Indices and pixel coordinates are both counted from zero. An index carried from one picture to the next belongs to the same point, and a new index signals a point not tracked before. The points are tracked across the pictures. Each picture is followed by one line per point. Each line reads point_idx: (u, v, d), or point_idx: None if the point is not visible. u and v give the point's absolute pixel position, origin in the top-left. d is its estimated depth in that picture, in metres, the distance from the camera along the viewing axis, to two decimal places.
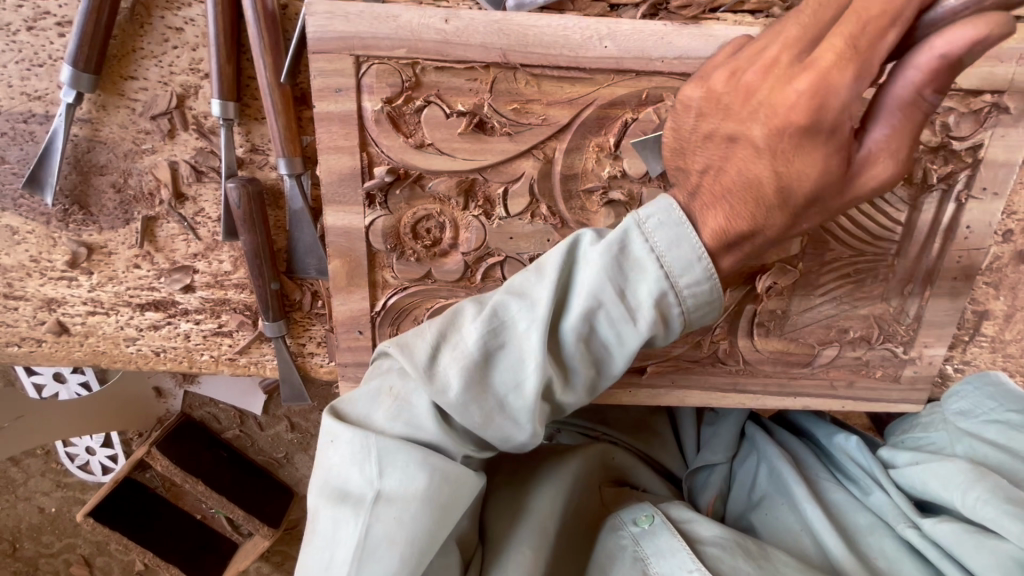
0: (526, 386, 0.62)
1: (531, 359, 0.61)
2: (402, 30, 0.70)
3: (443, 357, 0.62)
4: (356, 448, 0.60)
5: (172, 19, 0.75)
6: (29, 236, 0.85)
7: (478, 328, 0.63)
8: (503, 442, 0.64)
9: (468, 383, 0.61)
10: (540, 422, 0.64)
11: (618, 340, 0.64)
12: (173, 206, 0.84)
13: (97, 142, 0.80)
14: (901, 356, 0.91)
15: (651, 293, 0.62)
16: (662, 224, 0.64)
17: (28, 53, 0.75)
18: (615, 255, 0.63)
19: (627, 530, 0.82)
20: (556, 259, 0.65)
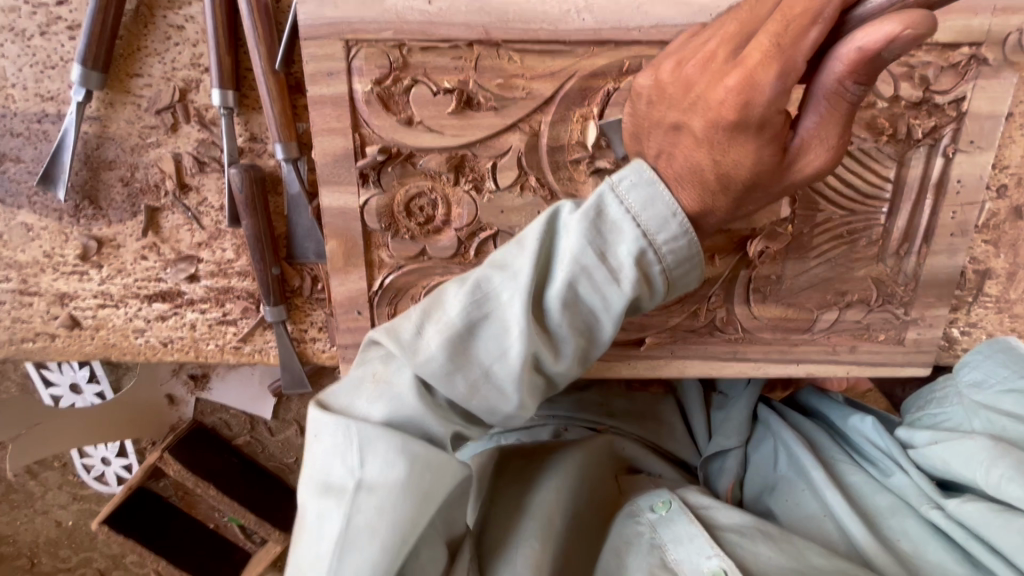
0: (510, 356, 0.61)
1: (513, 327, 0.61)
2: (387, 13, 0.73)
3: (426, 332, 0.63)
4: (340, 436, 0.60)
5: (174, 18, 0.79)
6: (43, 233, 0.89)
7: (460, 302, 0.62)
8: (494, 413, 0.64)
9: (452, 354, 0.61)
10: (529, 392, 0.64)
11: (604, 305, 0.63)
12: (178, 197, 0.87)
13: (106, 138, 0.84)
14: (902, 318, 0.90)
15: (631, 253, 0.62)
16: (633, 185, 0.63)
17: (41, 56, 0.80)
18: (592, 220, 0.62)
19: (644, 516, 0.79)
20: (535, 231, 0.64)
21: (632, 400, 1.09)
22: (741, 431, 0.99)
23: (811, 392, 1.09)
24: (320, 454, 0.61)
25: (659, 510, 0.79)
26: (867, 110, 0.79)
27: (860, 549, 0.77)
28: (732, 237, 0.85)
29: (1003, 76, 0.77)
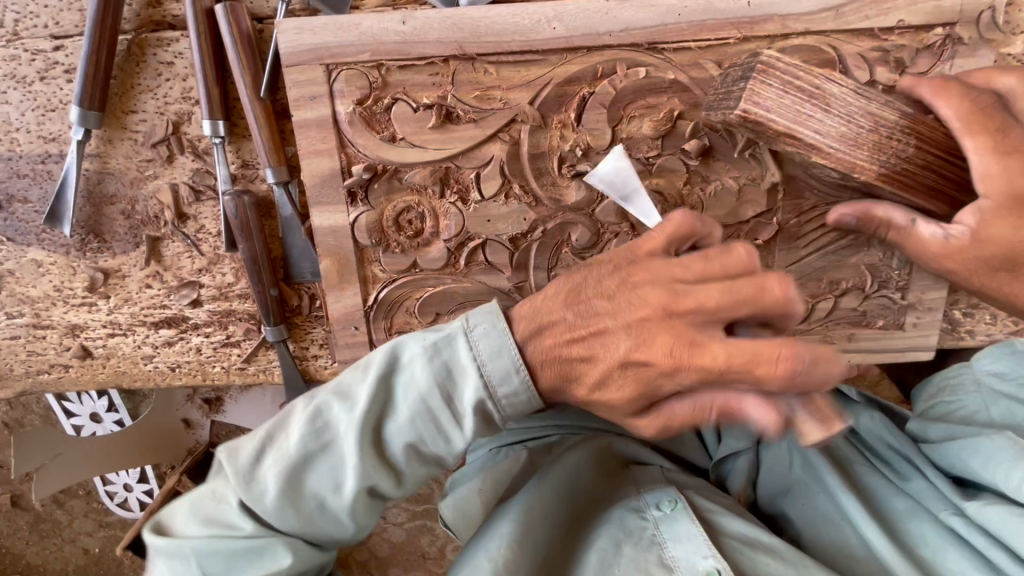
0: (345, 486, 0.62)
1: (350, 461, 0.62)
2: (364, 36, 0.76)
3: (264, 463, 0.62)
4: (175, 558, 0.61)
5: (163, 55, 0.83)
6: (52, 268, 0.93)
7: (302, 431, 0.62)
8: (337, 537, 0.65)
9: (287, 490, 0.61)
10: (364, 516, 0.65)
11: (443, 441, 0.63)
12: (177, 225, 0.90)
13: (106, 173, 0.88)
14: (900, 302, 0.89)
15: (472, 401, 0.62)
16: (486, 334, 0.63)
17: (42, 100, 0.84)
18: (437, 358, 0.62)
19: (649, 513, 0.77)
20: (379, 361, 0.64)
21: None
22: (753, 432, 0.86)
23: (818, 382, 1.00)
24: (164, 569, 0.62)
25: (665, 510, 0.77)
26: None
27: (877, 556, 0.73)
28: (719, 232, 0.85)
29: (979, 54, 0.78)
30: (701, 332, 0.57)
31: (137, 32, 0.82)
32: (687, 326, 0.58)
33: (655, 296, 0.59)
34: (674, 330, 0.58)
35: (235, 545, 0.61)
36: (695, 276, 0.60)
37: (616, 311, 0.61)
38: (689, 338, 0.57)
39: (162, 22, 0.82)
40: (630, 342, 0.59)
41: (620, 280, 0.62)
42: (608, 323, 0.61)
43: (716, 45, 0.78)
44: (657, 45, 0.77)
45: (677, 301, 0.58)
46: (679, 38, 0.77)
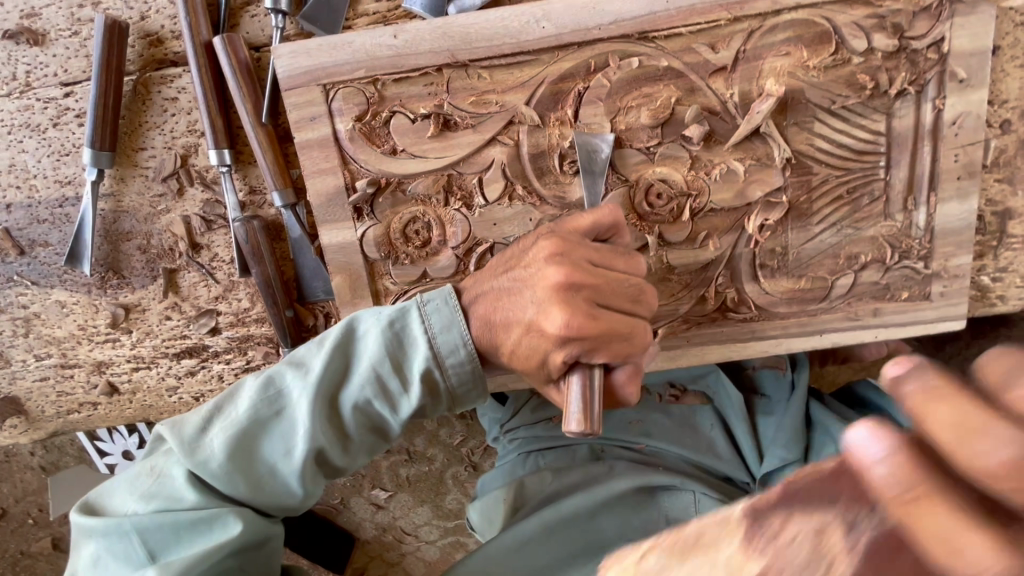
0: (293, 453, 0.64)
1: (298, 427, 0.64)
2: (357, 53, 0.77)
3: (213, 429, 0.65)
4: (112, 532, 0.62)
5: (168, 91, 0.85)
6: (76, 307, 0.95)
7: (252, 399, 0.65)
8: (281, 503, 0.67)
9: (235, 455, 0.63)
10: (311, 484, 0.67)
11: (390, 410, 0.67)
12: (191, 256, 0.92)
13: (121, 212, 0.90)
14: (923, 273, 0.86)
15: (419, 370, 0.65)
16: (437, 310, 0.67)
17: (56, 145, 0.87)
18: (391, 329, 0.66)
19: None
20: (332, 333, 0.67)
21: (664, 413, 0.99)
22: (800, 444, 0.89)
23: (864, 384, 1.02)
24: (100, 548, 0.62)
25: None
26: (842, 68, 0.78)
27: None
28: (728, 215, 0.84)
29: (978, 11, 0.76)
30: (597, 316, 0.62)
31: (141, 71, 0.85)
32: (586, 305, 0.63)
33: (568, 269, 0.63)
34: (574, 305, 0.62)
35: (179, 517, 0.61)
36: (595, 264, 0.65)
37: (531, 280, 0.65)
38: (585, 313, 0.62)
39: (164, 60, 0.85)
40: (534, 311, 0.63)
41: (542, 247, 0.66)
42: (523, 291, 0.65)
43: (707, 28, 0.78)
44: (647, 34, 0.77)
45: (581, 280, 0.63)
46: (669, 25, 0.77)
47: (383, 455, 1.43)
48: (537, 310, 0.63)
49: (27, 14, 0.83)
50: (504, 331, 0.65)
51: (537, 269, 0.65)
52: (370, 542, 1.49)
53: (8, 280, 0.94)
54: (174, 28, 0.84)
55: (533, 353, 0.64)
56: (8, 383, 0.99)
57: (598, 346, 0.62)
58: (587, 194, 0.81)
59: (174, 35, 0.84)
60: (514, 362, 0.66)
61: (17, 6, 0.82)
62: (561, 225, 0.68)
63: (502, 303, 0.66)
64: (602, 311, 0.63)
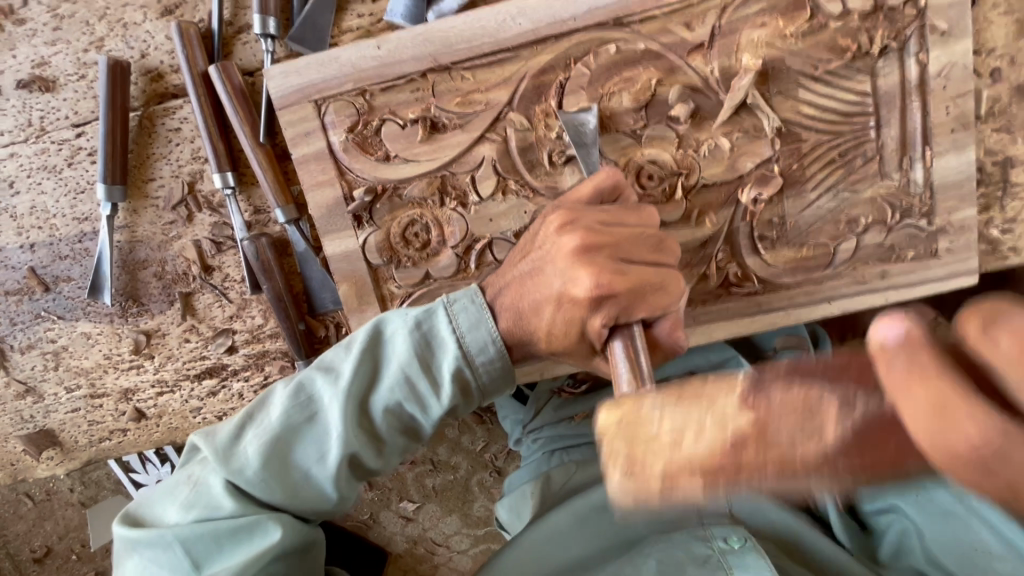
0: (328, 458, 0.66)
1: (332, 433, 0.66)
2: (344, 67, 0.81)
3: (246, 437, 0.66)
4: (156, 543, 0.64)
5: (171, 123, 0.90)
6: (100, 338, 0.99)
7: (284, 406, 0.67)
8: (317, 507, 0.68)
9: (269, 463, 0.65)
10: (347, 487, 0.68)
11: (421, 411, 0.68)
12: (204, 278, 0.96)
13: (136, 242, 0.95)
14: (927, 230, 0.85)
15: (449, 370, 0.67)
16: (465, 308, 0.68)
17: (72, 184, 0.92)
18: (419, 330, 0.68)
19: (715, 544, 0.76)
20: (361, 337, 0.69)
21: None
22: None
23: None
24: (144, 560, 0.64)
25: (733, 544, 0.75)
26: (821, 33, 0.79)
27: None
28: (721, 190, 0.85)
29: None
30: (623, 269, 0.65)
31: (145, 106, 0.90)
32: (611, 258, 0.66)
33: (585, 230, 0.66)
34: (598, 265, 0.64)
35: (219, 527, 0.63)
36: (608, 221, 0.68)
37: (551, 252, 0.67)
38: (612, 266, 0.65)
39: (165, 94, 0.89)
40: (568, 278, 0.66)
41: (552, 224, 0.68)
42: (545, 265, 0.67)
43: (680, 8, 0.79)
44: (622, 20, 0.79)
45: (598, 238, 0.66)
46: (643, 9, 0.79)
47: (408, 466, 1.44)
48: (566, 277, 0.65)
49: (38, 64, 0.88)
50: (535, 313, 0.67)
51: (551, 245, 0.68)
52: (403, 555, 1.49)
53: (36, 317, 0.98)
54: (173, 63, 0.88)
55: (569, 326, 0.66)
56: (42, 417, 1.03)
57: (634, 301, 0.64)
58: (585, 167, 0.80)
59: (173, 69, 0.89)
60: (554, 344, 0.68)
61: (28, 57, 0.88)
62: (565, 199, 0.71)
63: (525, 286, 0.68)
64: (625, 261, 0.66)
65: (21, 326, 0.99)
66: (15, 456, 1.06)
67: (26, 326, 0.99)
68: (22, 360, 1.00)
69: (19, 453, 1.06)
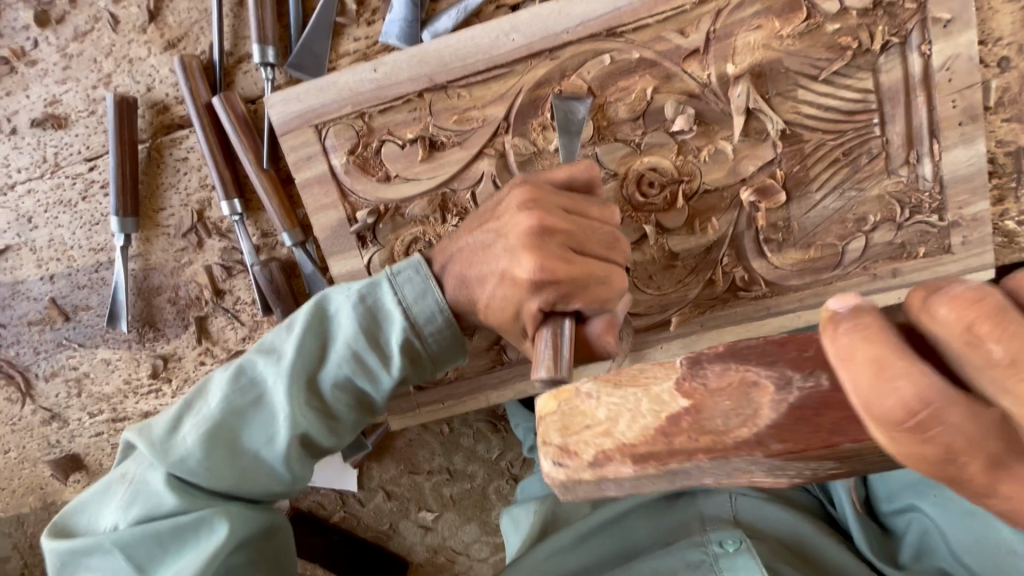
0: (277, 438, 0.68)
1: (280, 415, 0.68)
2: (343, 91, 0.82)
3: (186, 427, 0.68)
4: (97, 548, 0.65)
5: (178, 153, 0.92)
6: (119, 363, 1.02)
7: (226, 393, 0.68)
8: (270, 490, 0.70)
9: (213, 449, 0.67)
10: (301, 466, 0.70)
11: (373, 384, 0.71)
12: (216, 302, 0.98)
13: (150, 270, 0.97)
14: (940, 226, 0.83)
15: (397, 342, 0.69)
16: (409, 279, 0.70)
17: (88, 217, 0.95)
18: (362, 306, 0.69)
19: (710, 549, 0.77)
20: (301, 317, 0.71)
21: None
22: None
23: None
24: (91, 563, 0.66)
25: (727, 548, 0.76)
26: (819, 33, 0.78)
27: None
28: (723, 195, 0.84)
29: None
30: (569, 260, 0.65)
31: (154, 138, 0.92)
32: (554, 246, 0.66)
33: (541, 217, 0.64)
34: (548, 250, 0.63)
35: (160, 527, 0.64)
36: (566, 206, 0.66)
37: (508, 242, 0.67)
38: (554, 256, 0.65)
39: (172, 125, 0.92)
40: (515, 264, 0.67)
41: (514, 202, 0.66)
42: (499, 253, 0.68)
43: (673, 15, 0.78)
44: (616, 30, 0.79)
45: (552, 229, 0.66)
46: (636, 18, 0.78)
47: (425, 477, 1.46)
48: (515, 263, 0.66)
49: (50, 102, 0.91)
50: (480, 286, 0.67)
51: (510, 219, 0.66)
52: (423, 565, 1.49)
53: (58, 345, 1.01)
54: (177, 95, 0.91)
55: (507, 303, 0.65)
56: (68, 442, 1.06)
57: (575, 290, 0.63)
58: (564, 151, 0.80)
59: (178, 100, 0.91)
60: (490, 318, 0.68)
61: (41, 96, 0.91)
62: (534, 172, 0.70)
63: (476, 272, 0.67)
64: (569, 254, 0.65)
65: (44, 354, 1.02)
66: (44, 480, 1.09)
67: (49, 354, 1.02)
68: (47, 387, 1.04)
69: (48, 477, 1.09)
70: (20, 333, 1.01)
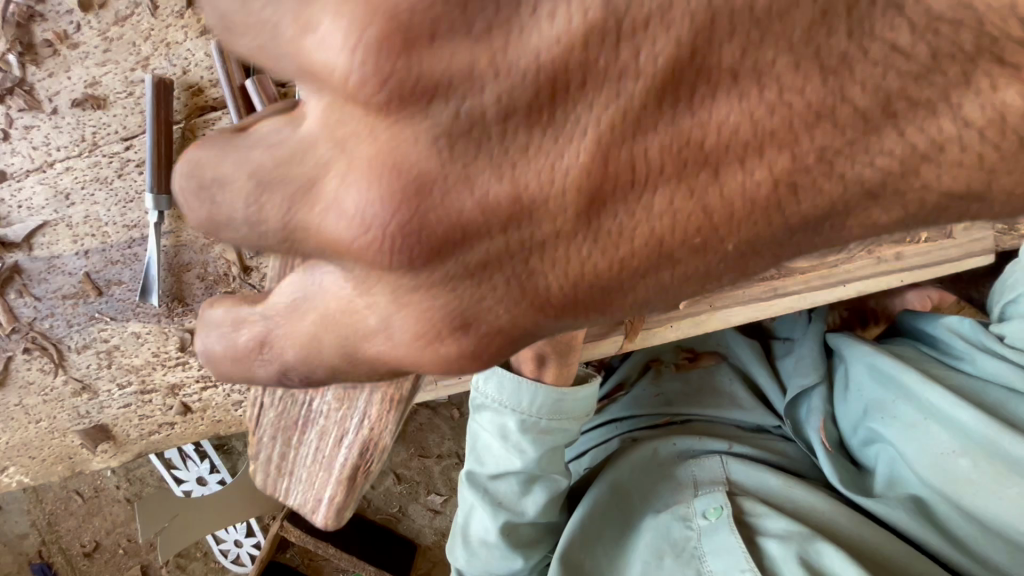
0: (495, 515, 0.95)
1: (496, 515, 0.95)
2: None
3: (459, 547, 1.01)
4: None
5: (210, 133, 0.97)
6: (149, 337, 1.06)
7: (465, 514, 1.00)
8: (530, 556, 1.01)
9: (480, 548, 0.98)
10: (536, 501, 0.97)
11: (520, 444, 0.89)
12: (243, 278, 1.02)
13: (180, 246, 1.01)
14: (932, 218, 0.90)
15: (517, 429, 0.88)
16: (488, 386, 0.87)
17: (122, 194, 0.99)
18: (477, 436, 0.94)
19: (696, 521, 0.94)
20: (464, 485, 0.97)
21: (682, 379, 1.19)
22: (815, 367, 1.11)
23: (905, 314, 1.20)
24: None
25: (710, 518, 0.93)
26: None
27: (982, 438, 0.90)
28: None
29: None
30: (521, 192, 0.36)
31: (188, 119, 0.97)
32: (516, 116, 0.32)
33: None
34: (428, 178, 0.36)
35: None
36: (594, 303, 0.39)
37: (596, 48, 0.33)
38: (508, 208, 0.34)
39: (205, 107, 0.96)
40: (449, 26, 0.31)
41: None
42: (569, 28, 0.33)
43: None
44: None
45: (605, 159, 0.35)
46: None
47: (434, 460, 1.62)
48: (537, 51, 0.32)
49: (90, 84, 0.95)
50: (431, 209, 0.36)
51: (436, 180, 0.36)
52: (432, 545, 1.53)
53: (90, 319, 1.05)
54: (212, 78, 0.95)
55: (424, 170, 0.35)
56: (97, 413, 1.11)
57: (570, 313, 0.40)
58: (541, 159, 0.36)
59: (212, 84, 0.95)
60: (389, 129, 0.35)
61: (81, 78, 0.95)
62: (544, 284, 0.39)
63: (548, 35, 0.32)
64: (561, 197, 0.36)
65: (77, 327, 1.06)
66: (72, 450, 1.13)
67: (81, 327, 1.06)
68: (78, 359, 1.07)
69: (77, 446, 1.13)
70: (55, 306, 1.05)
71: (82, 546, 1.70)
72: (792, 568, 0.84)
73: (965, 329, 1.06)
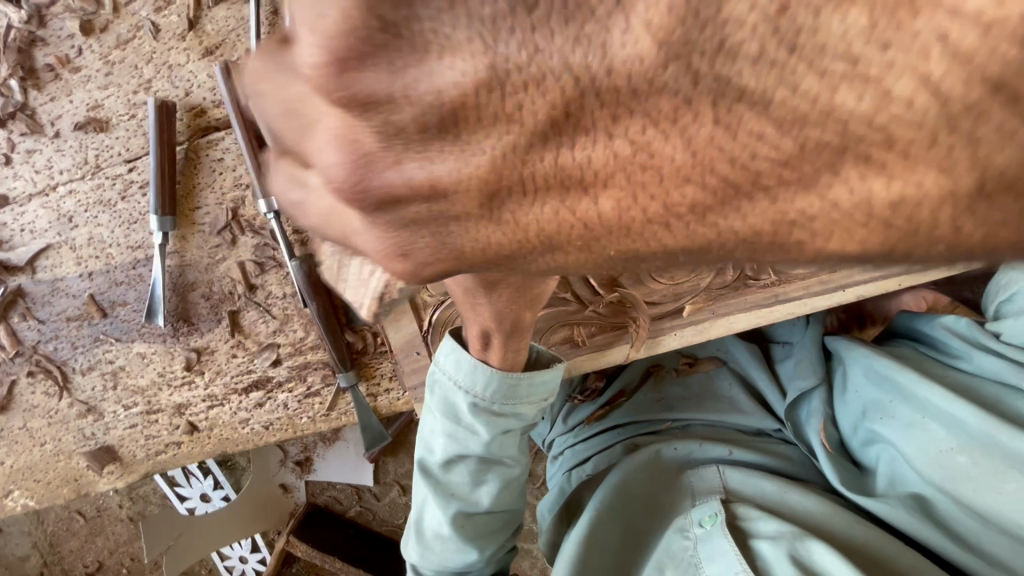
0: (447, 506, 0.90)
1: (445, 505, 0.90)
2: None
3: (413, 542, 0.96)
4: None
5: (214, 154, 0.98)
6: (154, 357, 1.05)
7: (417, 507, 0.95)
8: (487, 550, 0.95)
9: (433, 541, 0.93)
10: (490, 493, 0.91)
11: (471, 427, 0.86)
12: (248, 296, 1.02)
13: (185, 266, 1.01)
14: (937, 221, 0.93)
15: (468, 411, 0.85)
16: (443, 365, 0.85)
17: (126, 215, 0.99)
18: (427, 421, 0.91)
19: (692, 530, 0.93)
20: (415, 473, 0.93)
21: (683, 386, 1.21)
22: (815, 370, 1.13)
23: (902, 316, 1.23)
24: None
25: (704, 526, 0.92)
26: None
27: (980, 433, 0.91)
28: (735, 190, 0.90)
29: None
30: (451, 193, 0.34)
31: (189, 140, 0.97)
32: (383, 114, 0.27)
33: None
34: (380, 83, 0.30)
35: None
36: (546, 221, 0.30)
37: None
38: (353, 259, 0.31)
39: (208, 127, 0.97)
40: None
41: None
42: None
43: None
44: None
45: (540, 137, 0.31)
46: None
47: None
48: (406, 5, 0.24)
49: (93, 107, 0.96)
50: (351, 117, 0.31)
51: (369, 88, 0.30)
52: None
53: (95, 340, 1.05)
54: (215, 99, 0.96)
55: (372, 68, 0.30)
56: (103, 435, 1.08)
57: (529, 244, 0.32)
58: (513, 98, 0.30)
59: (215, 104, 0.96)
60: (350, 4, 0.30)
61: (84, 101, 0.96)
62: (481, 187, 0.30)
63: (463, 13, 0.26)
64: None
65: (81, 349, 1.06)
66: (78, 472, 1.10)
67: (86, 349, 1.05)
68: (83, 381, 1.07)
69: (83, 468, 1.09)
70: (58, 328, 1.05)
71: (85, 567, 1.68)
72: (783, 566, 0.83)
73: (961, 327, 1.09)
